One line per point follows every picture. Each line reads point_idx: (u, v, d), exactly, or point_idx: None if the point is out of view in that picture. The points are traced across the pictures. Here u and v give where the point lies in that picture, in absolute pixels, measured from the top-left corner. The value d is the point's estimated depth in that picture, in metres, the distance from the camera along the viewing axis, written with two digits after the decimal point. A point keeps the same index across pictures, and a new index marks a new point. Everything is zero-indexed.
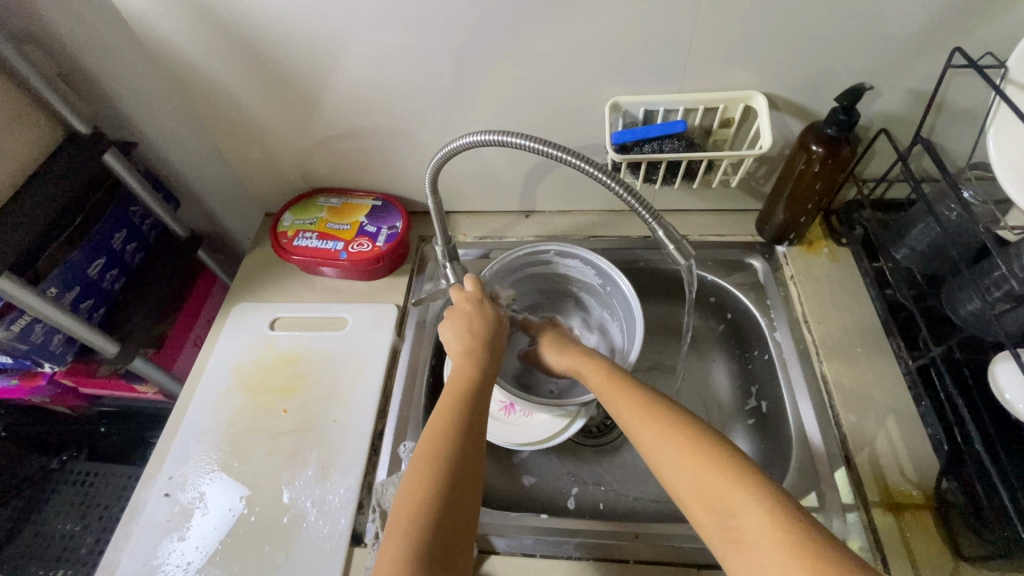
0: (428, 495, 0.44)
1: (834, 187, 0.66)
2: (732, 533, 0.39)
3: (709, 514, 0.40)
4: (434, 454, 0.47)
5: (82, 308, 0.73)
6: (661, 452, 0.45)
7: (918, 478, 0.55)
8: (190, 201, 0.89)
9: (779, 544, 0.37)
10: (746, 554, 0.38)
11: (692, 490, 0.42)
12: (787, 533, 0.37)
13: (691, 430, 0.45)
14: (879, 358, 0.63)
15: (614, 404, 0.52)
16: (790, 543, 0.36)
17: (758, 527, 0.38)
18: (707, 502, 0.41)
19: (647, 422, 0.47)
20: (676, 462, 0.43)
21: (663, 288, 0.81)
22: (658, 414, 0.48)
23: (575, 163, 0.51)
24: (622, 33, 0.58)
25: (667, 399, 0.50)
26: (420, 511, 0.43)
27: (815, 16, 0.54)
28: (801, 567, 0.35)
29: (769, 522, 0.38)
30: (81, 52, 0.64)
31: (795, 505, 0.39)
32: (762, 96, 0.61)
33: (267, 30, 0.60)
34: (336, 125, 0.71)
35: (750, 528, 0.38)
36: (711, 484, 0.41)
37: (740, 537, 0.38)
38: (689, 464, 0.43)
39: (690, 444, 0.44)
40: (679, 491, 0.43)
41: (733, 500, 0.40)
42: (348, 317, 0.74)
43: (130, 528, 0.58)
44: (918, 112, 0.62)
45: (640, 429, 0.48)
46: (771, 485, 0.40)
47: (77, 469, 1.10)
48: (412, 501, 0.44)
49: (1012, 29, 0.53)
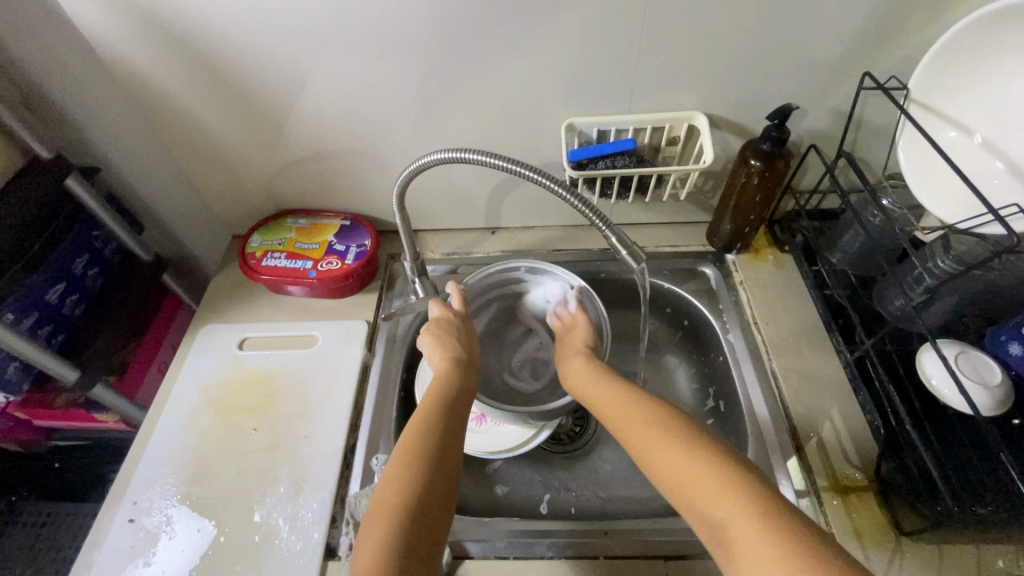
0: (408, 498, 0.46)
1: (773, 199, 0.72)
2: (723, 534, 0.41)
3: (703, 517, 0.42)
4: (421, 458, 0.48)
5: (41, 335, 0.71)
6: (659, 459, 0.47)
7: (861, 462, 0.60)
8: (154, 226, 0.88)
9: (766, 548, 0.38)
10: (734, 553, 0.39)
11: (688, 497, 0.44)
12: (771, 529, 0.38)
13: (687, 437, 0.47)
14: (821, 353, 0.68)
15: (624, 417, 0.53)
16: (774, 540, 0.38)
17: (745, 527, 0.39)
18: (702, 508, 0.43)
19: (655, 436, 0.49)
20: (672, 468, 0.46)
21: (624, 297, 0.85)
22: (658, 425, 0.50)
23: (532, 176, 0.54)
24: (573, 60, 0.63)
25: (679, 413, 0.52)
26: (399, 507, 0.45)
27: (743, 45, 0.60)
28: (783, 560, 0.36)
29: (761, 527, 0.39)
30: (50, 81, 0.65)
31: (780, 500, 0.41)
32: (704, 116, 0.67)
33: (236, 57, 0.62)
34: (303, 147, 0.73)
35: (739, 529, 0.40)
36: (706, 488, 0.43)
37: (729, 538, 0.40)
38: (692, 476, 0.44)
39: (687, 451, 0.46)
40: (678, 495, 0.45)
41: (724, 503, 0.41)
42: (318, 334, 0.74)
43: (91, 557, 0.56)
44: (840, 129, 0.69)
45: (640, 436, 0.50)
46: (757, 482, 0.42)
47: (28, 510, 1.04)
48: (390, 496, 0.46)
49: (912, 57, 0.61)
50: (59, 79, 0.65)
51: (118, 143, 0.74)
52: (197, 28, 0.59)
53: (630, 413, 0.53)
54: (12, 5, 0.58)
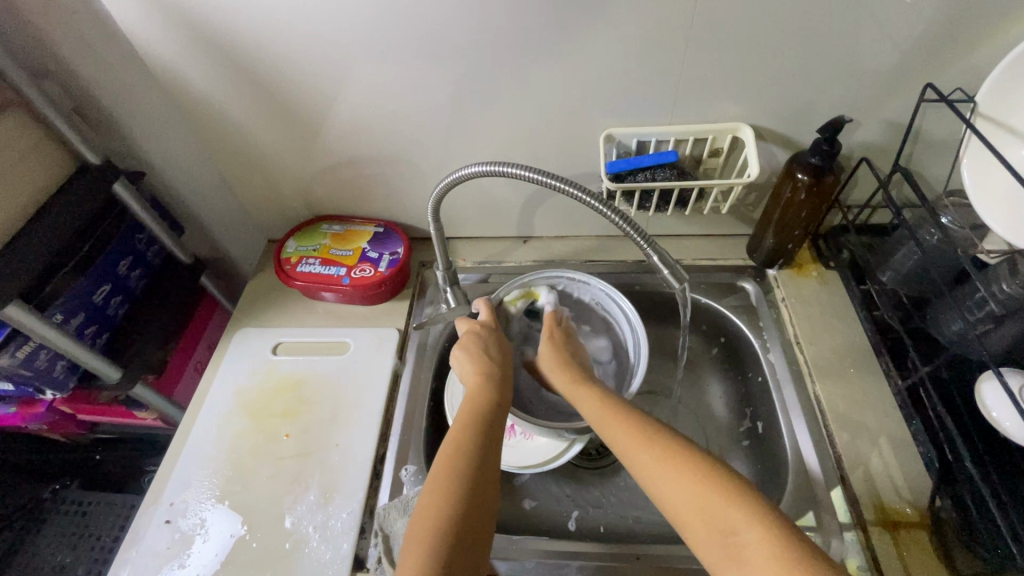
0: (447, 522, 0.45)
1: (820, 214, 0.69)
2: (731, 549, 0.40)
3: (704, 531, 0.42)
4: (455, 480, 0.48)
5: (87, 335, 0.73)
6: (659, 476, 0.47)
7: (913, 496, 0.56)
8: (194, 228, 0.91)
9: (774, 557, 0.38)
10: (744, 569, 0.39)
11: (690, 512, 0.43)
12: (778, 540, 0.39)
13: (679, 451, 0.47)
14: (869, 378, 0.65)
15: (612, 432, 0.53)
16: (786, 557, 0.38)
17: (757, 542, 0.39)
18: (707, 523, 0.42)
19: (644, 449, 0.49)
20: (673, 482, 0.45)
21: (659, 311, 0.83)
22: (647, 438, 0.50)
23: (572, 191, 0.53)
24: (614, 69, 0.61)
25: (663, 426, 0.52)
26: (439, 532, 0.44)
27: (794, 55, 0.58)
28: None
29: (767, 538, 0.39)
30: (102, 90, 0.68)
31: (790, 522, 0.40)
32: (749, 127, 0.65)
33: (278, 67, 0.63)
34: (340, 154, 0.74)
35: (749, 544, 0.39)
36: (711, 504, 0.43)
37: (739, 553, 0.40)
38: (687, 487, 0.44)
39: (687, 467, 0.46)
40: (677, 511, 0.44)
41: (732, 519, 0.41)
42: (350, 341, 0.75)
43: (129, 556, 0.58)
44: (895, 142, 0.65)
45: (633, 452, 0.50)
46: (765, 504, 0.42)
47: (70, 499, 1.08)
48: (430, 524, 0.45)
49: (979, 68, 0.57)
50: (109, 86, 0.67)
51: (162, 148, 0.76)
52: (242, 39, 0.60)
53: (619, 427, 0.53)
54: (69, 16, 0.60)
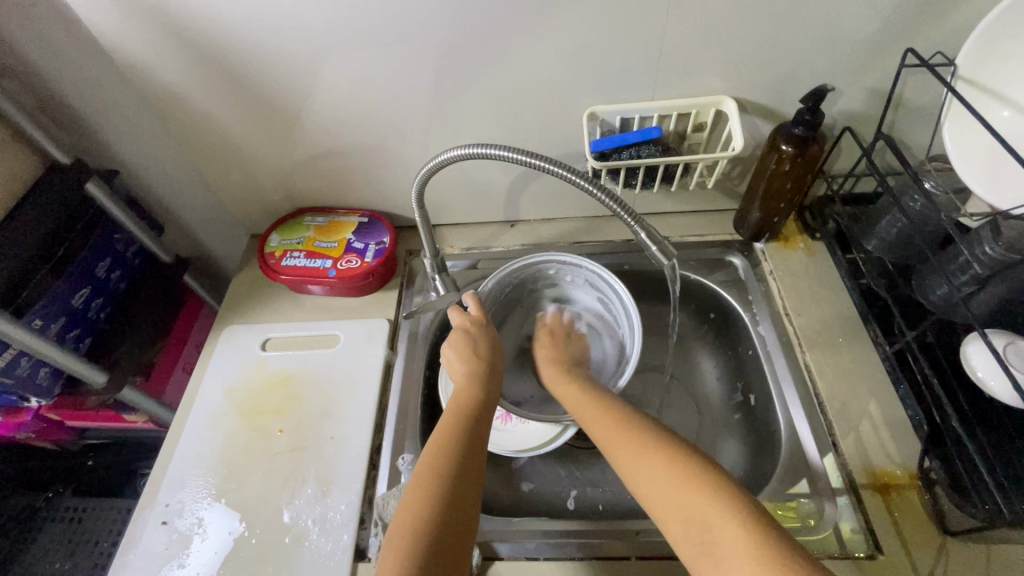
0: (430, 515, 0.45)
1: (805, 185, 0.69)
2: (707, 546, 0.40)
3: (682, 528, 0.42)
4: (442, 474, 0.48)
5: (69, 339, 0.72)
6: (641, 474, 0.47)
7: (903, 460, 0.57)
8: (174, 226, 0.89)
9: (747, 552, 0.38)
10: (718, 564, 0.39)
11: (669, 509, 0.44)
12: (752, 534, 0.39)
13: (660, 446, 0.48)
14: (857, 345, 0.66)
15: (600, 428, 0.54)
16: (761, 551, 0.38)
17: (731, 537, 0.39)
18: (683, 519, 0.42)
19: (629, 444, 0.50)
20: (654, 480, 0.46)
21: (649, 289, 0.83)
22: (631, 435, 0.50)
23: (556, 171, 0.52)
24: (594, 45, 0.60)
25: (649, 422, 0.52)
26: (421, 525, 0.45)
27: (775, 24, 0.57)
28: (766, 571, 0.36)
29: (742, 535, 0.39)
30: (69, 85, 0.65)
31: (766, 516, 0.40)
32: (732, 100, 0.64)
33: (247, 56, 0.61)
34: (317, 144, 0.72)
35: (724, 539, 0.40)
36: (688, 501, 0.43)
37: (714, 549, 0.40)
38: (667, 483, 0.45)
39: (667, 464, 0.46)
40: (657, 507, 0.45)
41: (709, 516, 0.41)
42: (339, 334, 0.74)
43: (126, 559, 0.57)
44: (878, 109, 0.65)
45: (618, 449, 0.50)
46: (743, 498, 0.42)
47: (65, 505, 1.07)
48: (413, 515, 0.45)
49: (958, 30, 0.57)
50: (73, 82, 0.65)
51: (134, 144, 0.74)
52: (208, 28, 0.58)
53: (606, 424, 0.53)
54: (25, 8, 0.58)
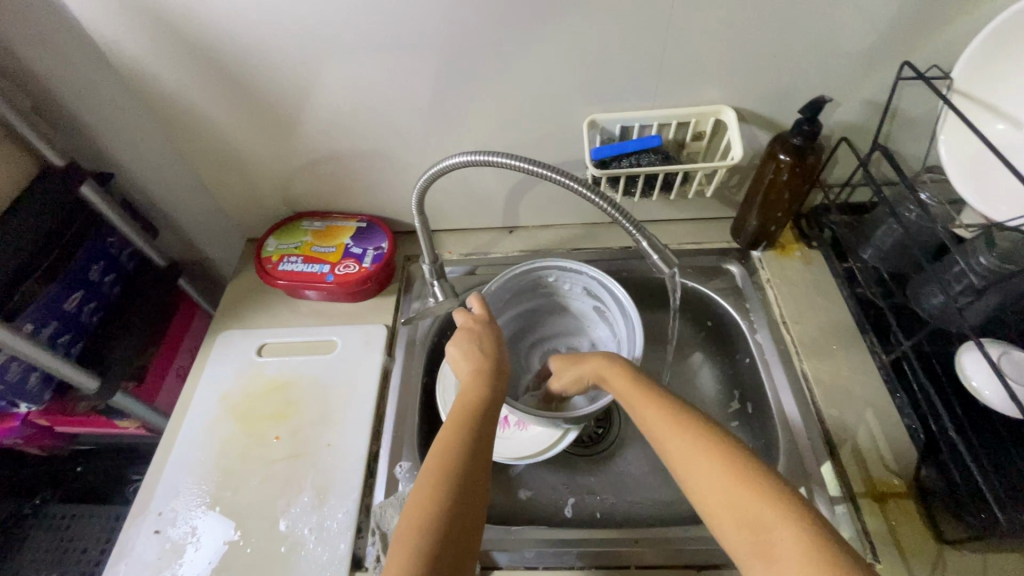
0: (437, 514, 0.44)
1: (802, 195, 0.69)
2: (764, 548, 0.39)
3: (736, 525, 0.40)
4: (450, 471, 0.47)
5: (60, 344, 0.71)
6: (691, 464, 0.44)
7: (900, 468, 0.58)
8: (169, 230, 0.88)
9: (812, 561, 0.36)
10: (768, 559, 0.38)
11: (721, 504, 0.42)
12: (815, 541, 0.37)
13: (710, 437, 0.45)
14: (854, 354, 0.66)
15: (643, 408, 0.50)
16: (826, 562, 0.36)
17: (792, 542, 0.38)
18: (737, 517, 0.40)
19: (676, 430, 0.47)
20: (704, 471, 0.43)
21: (647, 297, 0.84)
22: (676, 421, 0.47)
23: (558, 179, 0.53)
24: (595, 54, 0.60)
25: (692, 408, 0.49)
26: (428, 524, 0.44)
27: (774, 36, 0.58)
28: None
29: (803, 541, 0.37)
30: (65, 86, 0.64)
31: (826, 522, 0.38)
32: (731, 110, 0.65)
33: (247, 59, 0.61)
34: (316, 148, 0.72)
35: (785, 543, 0.38)
36: (736, 497, 0.41)
37: (772, 552, 0.38)
38: (718, 477, 0.42)
39: (719, 458, 0.43)
40: (707, 500, 0.43)
41: (768, 518, 0.39)
42: (336, 340, 0.73)
43: (118, 568, 0.56)
44: (875, 120, 0.66)
45: (662, 434, 0.47)
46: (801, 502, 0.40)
47: (52, 513, 1.05)
48: (421, 515, 0.45)
49: (953, 44, 0.58)
50: (70, 83, 0.64)
51: (128, 147, 0.73)
52: (208, 31, 0.58)
53: (649, 404, 0.50)
54: (22, 10, 0.57)
